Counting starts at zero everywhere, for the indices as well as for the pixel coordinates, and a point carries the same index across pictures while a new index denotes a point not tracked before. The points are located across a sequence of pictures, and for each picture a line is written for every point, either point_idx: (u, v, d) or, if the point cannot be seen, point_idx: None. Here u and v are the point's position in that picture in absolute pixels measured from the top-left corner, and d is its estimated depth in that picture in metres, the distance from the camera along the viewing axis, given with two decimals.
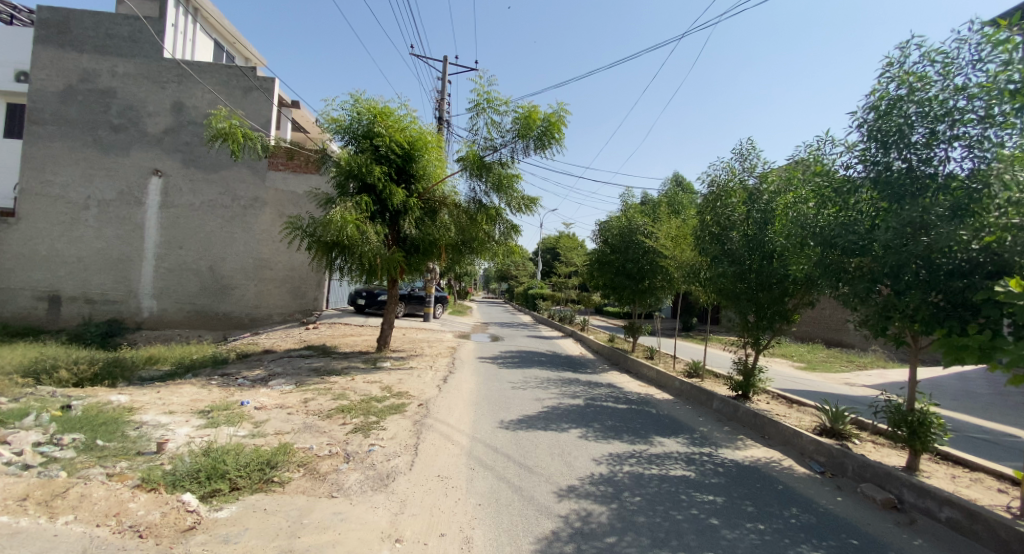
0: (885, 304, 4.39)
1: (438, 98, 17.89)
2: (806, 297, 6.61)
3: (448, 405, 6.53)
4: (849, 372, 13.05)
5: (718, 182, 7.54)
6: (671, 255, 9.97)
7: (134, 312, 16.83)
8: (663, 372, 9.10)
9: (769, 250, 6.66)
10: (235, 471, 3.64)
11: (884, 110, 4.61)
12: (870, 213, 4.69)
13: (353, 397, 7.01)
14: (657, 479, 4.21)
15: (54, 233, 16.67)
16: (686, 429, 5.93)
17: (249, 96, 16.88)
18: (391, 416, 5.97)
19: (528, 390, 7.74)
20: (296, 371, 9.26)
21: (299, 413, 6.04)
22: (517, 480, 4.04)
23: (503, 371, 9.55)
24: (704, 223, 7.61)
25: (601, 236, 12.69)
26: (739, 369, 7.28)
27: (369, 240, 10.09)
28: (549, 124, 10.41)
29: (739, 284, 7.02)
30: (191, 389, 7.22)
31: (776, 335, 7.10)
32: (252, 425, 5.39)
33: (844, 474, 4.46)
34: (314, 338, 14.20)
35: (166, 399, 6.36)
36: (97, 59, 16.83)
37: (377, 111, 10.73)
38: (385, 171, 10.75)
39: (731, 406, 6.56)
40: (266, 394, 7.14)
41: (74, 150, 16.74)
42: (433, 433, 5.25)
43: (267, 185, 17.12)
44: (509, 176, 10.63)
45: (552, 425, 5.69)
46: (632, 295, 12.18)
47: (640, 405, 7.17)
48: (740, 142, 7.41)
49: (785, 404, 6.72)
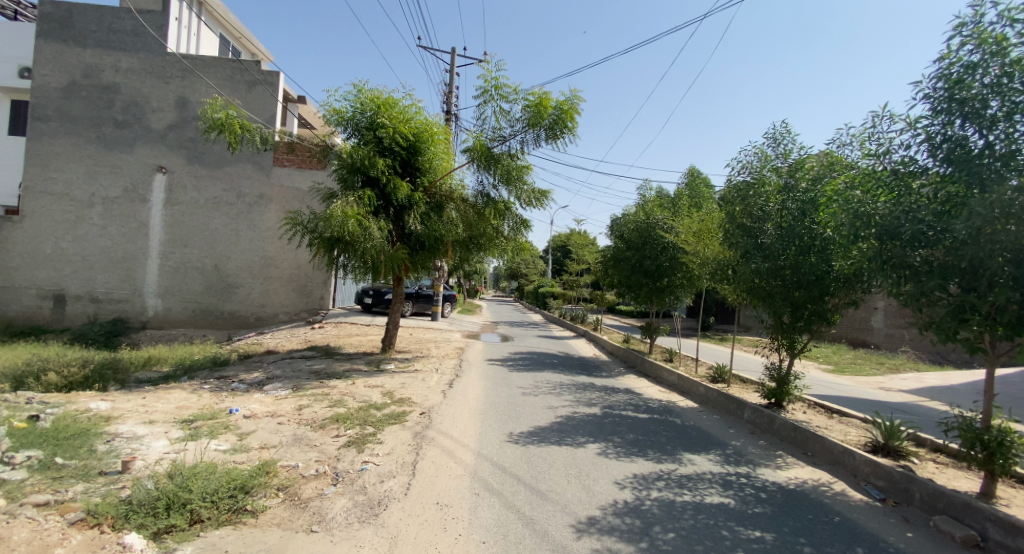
0: (960, 303, 3.71)
1: (446, 91, 17.37)
2: (849, 295, 5.94)
3: (453, 414, 5.99)
4: (882, 375, 12.27)
5: (750, 169, 6.91)
6: (694, 251, 9.35)
7: (138, 312, 16.59)
8: (685, 376, 8.46)
9: (808, 242, 6.03)
10: (199, 501, 3.15)
11: (955, 79, 3.92)
12: (938, 199, 4.01)
13: (352, 404, 6.50)
14: (691, 509, 3.60)
15: (58, 231, 16.50)
16: (717, 444, 5.31)
17: (254, 90, 16.55)
18: (390, 427, 5.44)
19: (540, 396, 7.16)
20: (295, 374, 8.80)
21: (290, 423, 5.55)
22: (528, 509, 3.47)
23: (514, 375, 9.00)
24: (733, 215, 6.98)
25: (616, 232, 12.04)
26: (772, 375, 6.65)
27: (372, 236, 9.56)
28: (562, 112, 9.82)
29: (773, 281, 6.37)
30: (180, 394, 6.77)
31: (814, 338, 6.43)
32: (235, 437, 4.90)
33: (910, 502, 3.79)
34: (319, 338, 13.78)
35: (150, 407, 5.91)
36: (101, 54, 16.61)
37: (381, 101, 10.25)
38: (389, 163, 10.26)
39: (765, 417, 5.92)
40: (259, 400, 6.65)
41: (78, 147, 16.55)
42: (434, 449, 4.69)
43: (272, 181, 16.76)
44: (519, 168, 10.04)
45: (568, 439, 5.12)
46: (650, 294, 11.54)
47: (662, 415, 6.55)
48: (773, 125, 6.77)
49: (826, 415, 6.07)
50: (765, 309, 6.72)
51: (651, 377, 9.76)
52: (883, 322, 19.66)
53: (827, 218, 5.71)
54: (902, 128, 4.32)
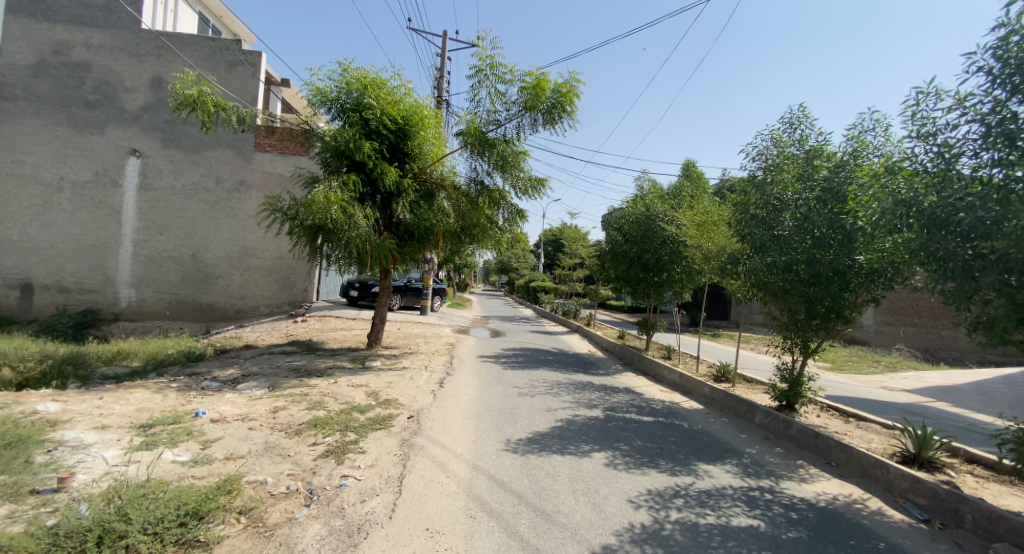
0: (1019, 301, 3.31)
1: (438, 76, 16.70)
2: (871, 291, 5.56)
3: (444, 418, 5.49)
4: (882, 374, 12.02)
5: (763, 157, 6.47)
6: (698, 245, 8.93)
7: (110, 303, 15.72)
8: (688, 376, 8.04)
9: (830, 234, 5.60)
10: (138, 533, 2.61)
11: (1018, 50, 3.48)
12: (993, 185, 3.60)
13: (333, 406, 5.94)
14: (718, 534, 3.15)
15: (25, 216, 15.55)
16: (732, 452, 4.89)
17: (234, 70, 15.74)
18: (374, 433, 4.91)
19: (536, 397, 6.68)
20: (273, 372, 8.20)
21: (263, 428, 4.99)
22: (533, 537, 2.99)
23: (507, 373, 8.53)
24: (746, 205, 6.54)
25: (614, 225, 11.52)
26: (783, 376, 6.26)
27: (357, 224, 8.97)
28: (560, 95, 9.30)
29: (787, 276, 5.95)
30: (143, 394, 6.14)
31: (830, 337, 6.01)
32: (197, 446, 4.33)
33: (959, 525, 3.41)
34: (302, 332, 13.14)
35: (106, 409, 5.30)
36: (71, 30, 15.61)
37: (368, 81, 9.60)
38: (376, 147, 9.63)
39: (781, 422, 5.51)
40: (230, 401, 6.06)
41: (47, 128, 15.58)
42: (423, 460, 4.18)
43: (253, 167, 16.02)
44: (515, 154, 9.49)
45: (570, 447, 4.64)
46: (648, 289, 11.10)
47: (667, 418, 6.12)
48: (789, 108, 6.33)
49: (843, 421, 5.69)
50: (777, 306, 6.32)
51: (650, 375, 9.34)
52: (872, 319, 19.78)
53: (856, 209, 5.27)
54: (950, 106, 3.90)
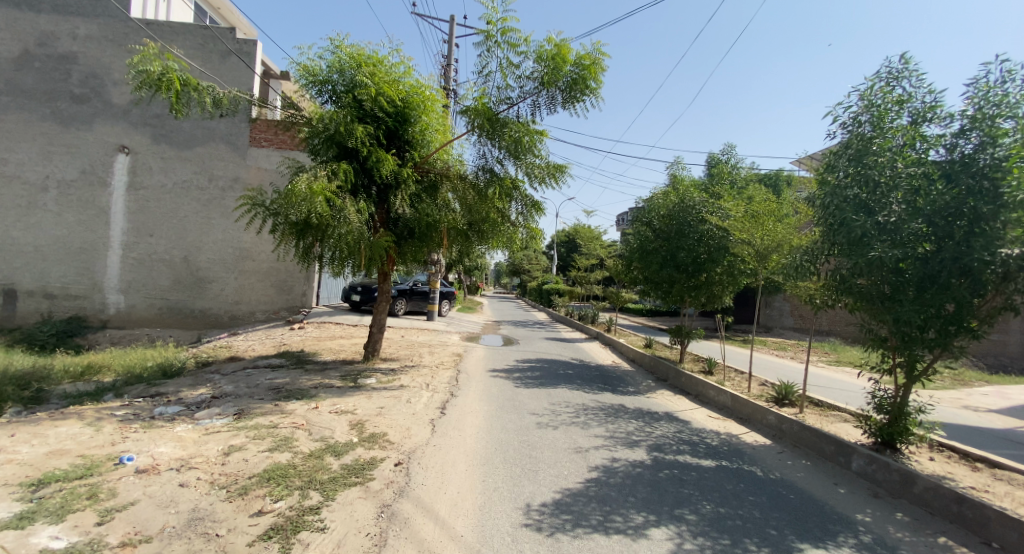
0: None
1: (444, 64, 15.51)
2: (1011, 295, 4.13)
3: (443, 467, 4.19)
4: (955, 389, 10.42)
5: (852, 124, 5.10)
6: (746, 240, 7.55)
7: (98, 309, 14.76)
8: (743, 399, 6.64)
9: (964, 224, 4.18)
10: None
11: None
12: None
13: (302, 445, 4.64)
14: None
15: (8, 218, 14.65)
16: (844, 524, 3.49)
17: (228, 61, 14.83)
18: (347, 493, 3.62)
19: (561, 431, 5.33)
20: (249, 392, 6.98)
21: (201, 482, 3.72)
22: None
23: (522, 394, 7.20)
24: (830, 188, 5.14)
25: (642, 220, 10.12)
26: (878, 408, 4.85)
27: (347, 218, 7.71)
28: (583, 69, 7.99)
29: (890, 276, 4.55)
30: (71, 428, 4.93)
31: (952, 358, 4.54)
32: (91, 520, 3.05)
33: None
34: (295, 341, 12.00)
35: (6, 454, 4.09)
36: (56, 19, 14.73)
37: (363, 56, 8.38)
38: (371, 131, 8.38)
39: (896, 475, 4.10)
40: (176, 437, 4.82)
41: (31, 124, 14.70)
42: (406, 548, 2.87)
43: (247, 163, 14.99)
44: (531, 135, 8.16)
45: (617, 519, 3.29)
46: (683, 292, 9.69)
47: (732, 460, 4.74)
48: (885, 61, 4.95)
49: (973, 475, 4.28)
50: (871, 315, 4.88)
51: (691, 394, 7.90)
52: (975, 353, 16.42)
53: None
54: None
